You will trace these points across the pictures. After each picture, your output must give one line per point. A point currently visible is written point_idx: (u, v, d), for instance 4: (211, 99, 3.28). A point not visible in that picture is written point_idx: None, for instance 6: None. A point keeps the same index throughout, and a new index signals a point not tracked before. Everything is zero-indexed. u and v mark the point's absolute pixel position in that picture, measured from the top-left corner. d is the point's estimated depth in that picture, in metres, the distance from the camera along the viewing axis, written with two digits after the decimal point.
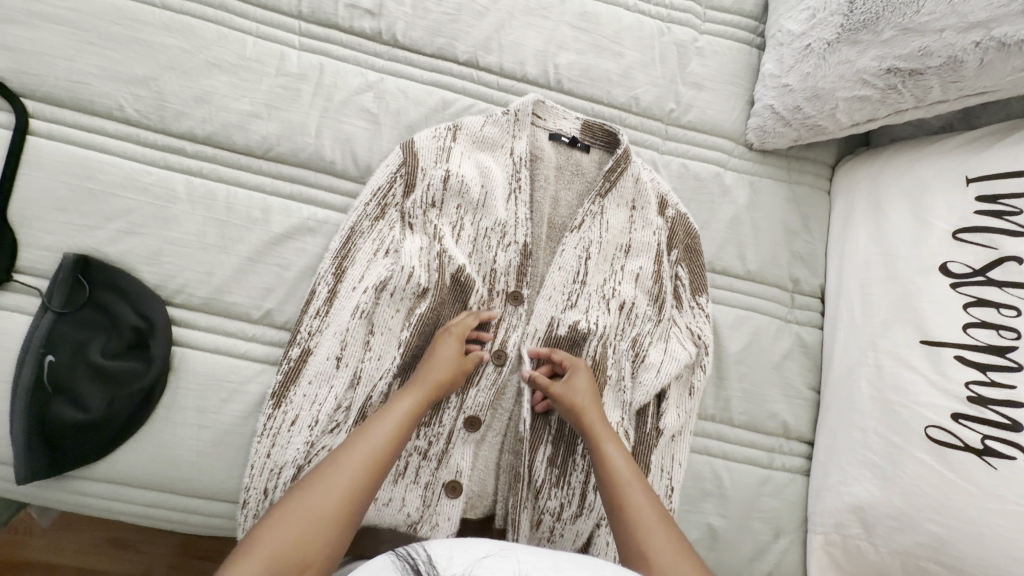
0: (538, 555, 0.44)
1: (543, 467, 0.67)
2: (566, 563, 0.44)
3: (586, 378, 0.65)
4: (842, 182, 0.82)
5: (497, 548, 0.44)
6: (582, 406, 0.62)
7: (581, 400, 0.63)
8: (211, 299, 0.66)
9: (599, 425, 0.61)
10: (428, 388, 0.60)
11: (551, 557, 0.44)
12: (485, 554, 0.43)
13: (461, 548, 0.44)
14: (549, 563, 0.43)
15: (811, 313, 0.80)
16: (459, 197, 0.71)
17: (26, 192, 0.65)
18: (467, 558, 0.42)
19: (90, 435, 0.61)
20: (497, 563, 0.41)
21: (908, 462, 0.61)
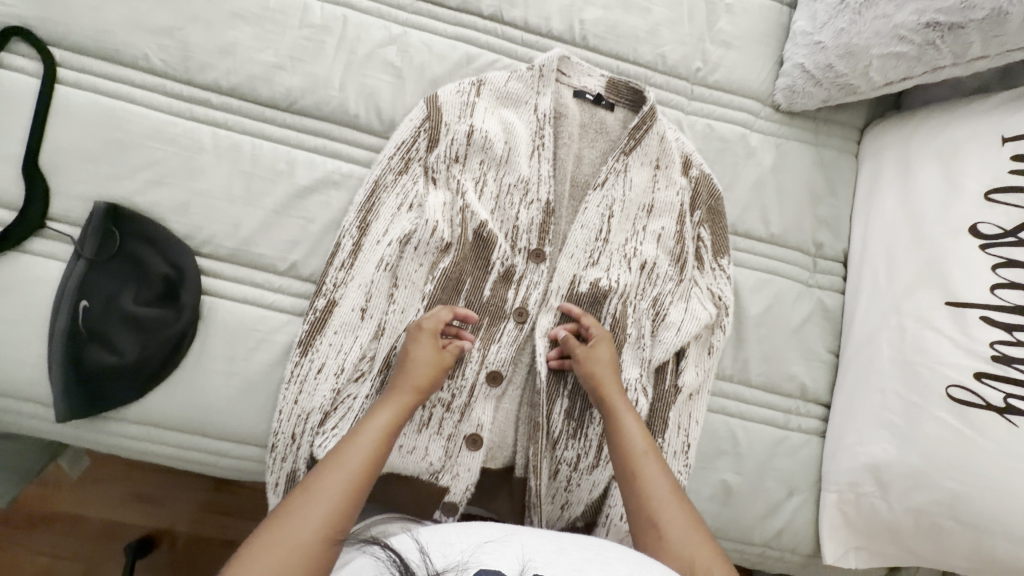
0: (541, 539, 0.46)
1: (562, 420, 0.68)
2: (569, 545, 0.46)
3: (609, 350, 0.66)
4: (870, 146, 0.80)
5: (502, 533, 0.46)
6: (601, 375, 0.63)
7: (603, 370, 0.64)
8: (239, 251, 0.67)
9: (618, 399, 0.62)
10: (405, 399, 0.58)
11: (555, 540, 0.46)
12: (488, 539, 0.45)
13: (461, 535, 0.46)
14: (552, 545, 0.45)
15: (833, 277, 0.79)
16: (482, 153, 0.71)
17: (56, 141, 0.65)
18: (468, 544, 0.44)
19: (124, 379, 0.62)
20: (500, 549, 0.43)
21: (927, 422, 0.61)
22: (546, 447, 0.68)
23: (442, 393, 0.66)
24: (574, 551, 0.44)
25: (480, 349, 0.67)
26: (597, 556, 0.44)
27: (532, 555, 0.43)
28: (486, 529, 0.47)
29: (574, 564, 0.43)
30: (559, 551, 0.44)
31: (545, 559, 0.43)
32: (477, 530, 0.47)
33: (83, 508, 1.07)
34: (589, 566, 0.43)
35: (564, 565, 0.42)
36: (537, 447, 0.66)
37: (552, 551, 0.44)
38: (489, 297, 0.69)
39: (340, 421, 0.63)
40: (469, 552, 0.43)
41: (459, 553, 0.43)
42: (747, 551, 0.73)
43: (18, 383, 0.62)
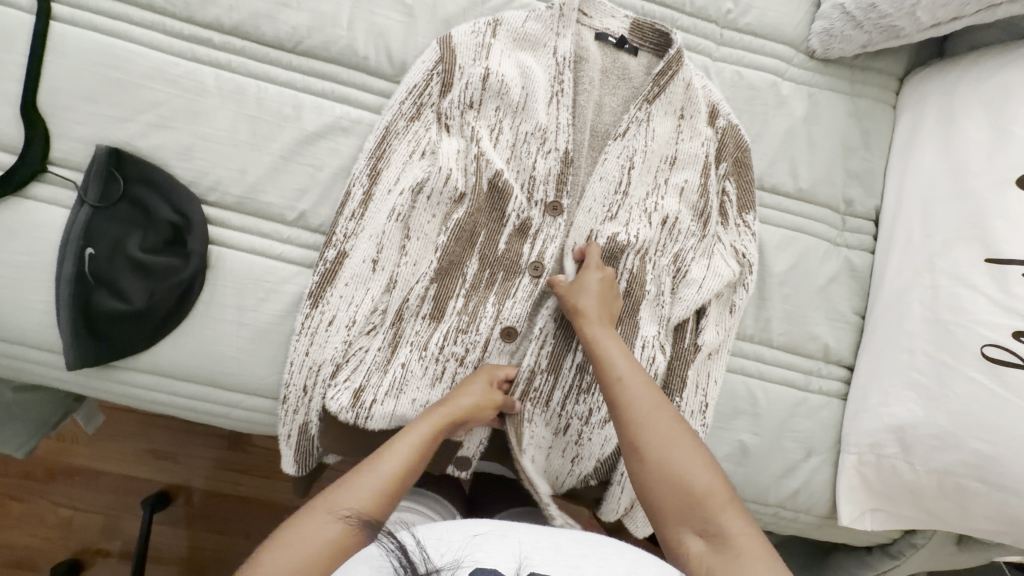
0: (538, 535, 0.42)
1: (573, 373, 0.67)
2: (567, 542, 0.42)
3: (601, 280, 0.63)
4: (910, 96, 0.75)
5: (496, 528, 0.42)
6: (582, 308, 0.60)
7: (585, 302, 0.61)
8: (246, 198, 0.65)
9: (597, 329, 0.59)
10: (449, 419, 0.57)
11: (552, 537, 0.42)
12: (482, 537, 0.41)
13: (451, 533, 0.42)
14: (551, 543, 0.41)
15: (863, 236, 0.76)
16: (498, 99, 0.67)
17: (55, 81, 0.63)
18: (459, 542, 0.40)
19: (133, 327, 0.61)
20: (494, 546, 0.40)
21: (958, 382, 0.59)
22: (554, 401, 0.67)
23: (456, 347, 0.64)
24: (572, 548, 0.40)
25: (495, 305, 0.65)
26: (595, 553, 0.40)
27: (528, 553, 0.39)
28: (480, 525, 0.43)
29: (573, 561, 0.39)
30: (556, 547, 0.40)
31: (541, 557, 0.39)
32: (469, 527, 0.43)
33: (99, 462, 1.08)
34: (587, 565, 0.39)
35: (561, 564, 0.38)
36: (538, 397, 0.67)
37: (549, 549, 0.40)
38: (504, 251, 0.66)
39: (352, 373, 0.62)
40: (461, 551, 0.39)
41: (452, 550, 0.39)
42: (761, 511, 0.73)
43: (28, 330, 0.61)
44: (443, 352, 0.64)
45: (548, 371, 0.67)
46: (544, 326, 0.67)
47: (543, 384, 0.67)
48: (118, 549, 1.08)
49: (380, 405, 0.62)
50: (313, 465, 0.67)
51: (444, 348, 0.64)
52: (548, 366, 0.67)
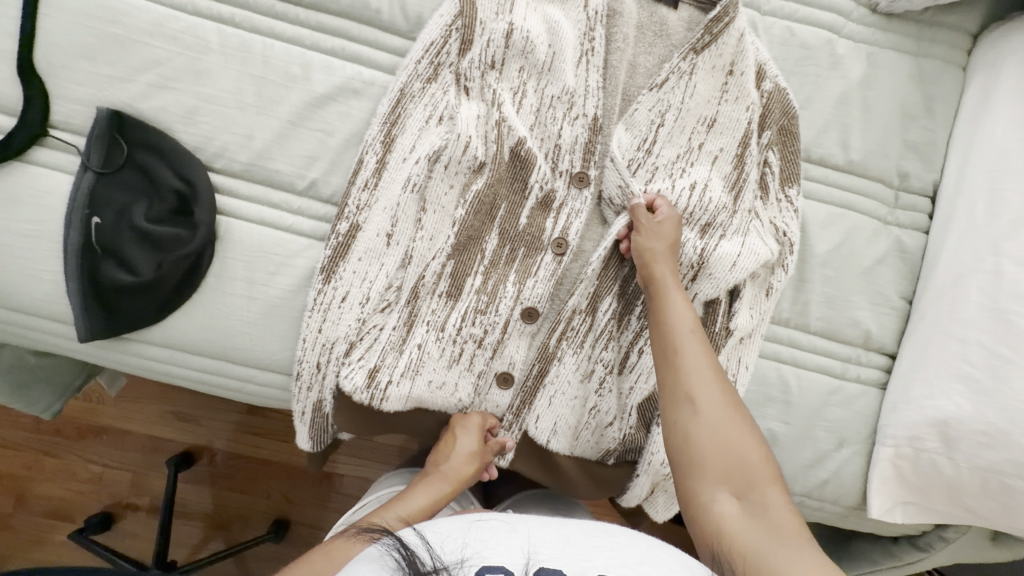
0: (547, 528, 0.39)
1: (608, 318, 0.63)
2: (577, 532, 0.39)
3: (673, 230, 0.58)
4: (984, 58, 0.67)
5: (504, 521, 0.40)
6: (654, 253, 0.57)
7: (655, 246, 0.57)
8: (253, 166, 0.61)
9: (669, 275, 0.56)
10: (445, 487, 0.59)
11: (561, 527, 0.40)
12: (486, 531, 0.39)
13: (457, 528, 0.40)
14: (560, 535, 0.39)
15: (916, 214, 0.70)
16: (522, 58, 0.62)
17: (50, 36, 0.59)
18: (461, 537, 0.38)
19: (142, 299, 0.59)
20: (500, 542, 0.37)
21: (1015, 377, 0.54)
22: (587, 344, 0.63)
23: (474, 328, 0.61)
24: (582, 539, 0.38)
25: (516, 284, 0.61)
26: (607, 543, 0.38)
27: (536, 548, 0.37)
28: (480, 516, 0.41)
29: (583, 554, 0.37)
30: (566, 540, 0.38)
31: (550, 551, 0.37)
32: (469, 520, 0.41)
33: (124, 422, 1.11)
34: (598, 557, 0.36)
35: (571, 559, 0.36)
36: (574, 338, 0.63)
37: (558, 541, 0.38)
38: (525, 225, 0.62)
39: (366, 352, 0.60)
40: (465, 548, 0.37)
41: (454, 548, 0.37)
42: (785, 500, 0.70)
43: (38, 300, 0.60)
44: (460, 333, 0.61)
45: (585, 313, 0.62)
46: (595, 266, 0.61)
47: (578, 325, 0.63)
48: (146, 504, 1.12)
49: (396, 386, 0.60)
50: (328, 442, 0.66)
51: (462, 329, 0.61)
52: (586, 307, 0.62)
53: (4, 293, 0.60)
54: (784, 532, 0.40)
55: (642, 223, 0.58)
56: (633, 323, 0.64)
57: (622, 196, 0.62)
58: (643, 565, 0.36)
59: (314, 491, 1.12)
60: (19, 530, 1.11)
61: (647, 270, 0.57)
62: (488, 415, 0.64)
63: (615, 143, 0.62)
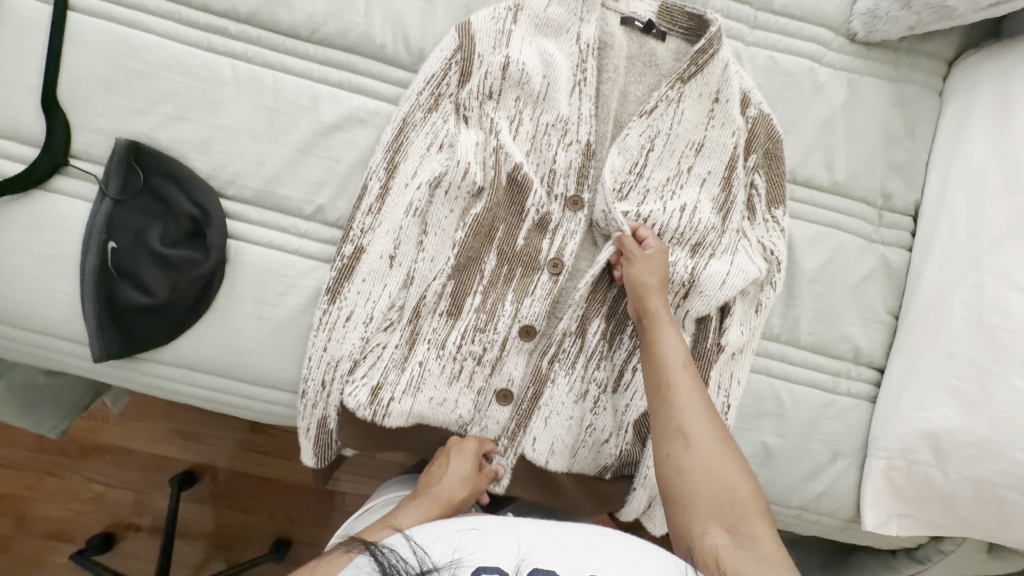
0: (542, 531, 0.41)
1: (597, 338, 0.65)
2: (572, 535, 0.41)
3: (660, 263, 0.61)
4: (959, 82, 0.70)
5: (500, 526, 0.42)
6: (647, 287, 0.59)
7: (647, 281, 0.59)
8: (264, 192, 0.64)
9: (662, 309, 0.58)
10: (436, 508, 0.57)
11: (557, 531, 0.42)
12: (482, 535, 0.41)
13: (455, 533, 0.42)
14: (555, 538, 0.41)
15: (901, 232, 0.72)
16: (519, 88, 0.65)
17: (73, 72, 0.63)
18: (460, 541, 0.40)
19: (156, 319, 0.62)
20: (496, 545, 0.39)
21: (1001, 390, 0.56)
22: (579, 365, 0.65)
23: (473, 345, 0.63)
24: (576, 542, 0.40)
25: (514, 302, 0.64)
26: (600, 546, 0.40)
27: (531, 550, 0.39)
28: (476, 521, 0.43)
29: (577, 556, 0.38)
30: (560, 542, 0.40)
31: (545, 553, 0.39)
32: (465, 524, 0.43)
33: (128, 441, 1.12)
34: (591, 558, 0.38)
35: (565, 560, 0.38)
36: (565, 359, 0.65)
37: (553, 544, 0.39)
38: (523, 246, 0.65)
39: (370, 369, 0.62)
40: (463, 550, 0.39)
41: (451, 550, 0.39)
42: (782, 512, 0.72)
43: (55, 322, 0.62)
44: (460, 351, 0.63)
45: (575, 334, 0.65)
46: (583, 291, 0.63)
47: (570, 346, 0.65)
48: (149, 523, 1.12)
49: (397, 403, 0.62)
50: (332, 458, 0.68)
51: (462, 347, 0.63)
52: (576, 328, 0.65)
53: (23, 315, 0.62)
54: (774, 566, 0.41)
55: (632, 255, 0.61)
56: (624, 343, 0.66)
57: (605, 220, 0.65)
58: (636, 567, 0.37)
59: (317, 508, 1.12)
60: (22, 551, 1.12)
61: (640, 303, 0.59)
62: (488, 441, 0.65)
63: (609, 165, 0.65)
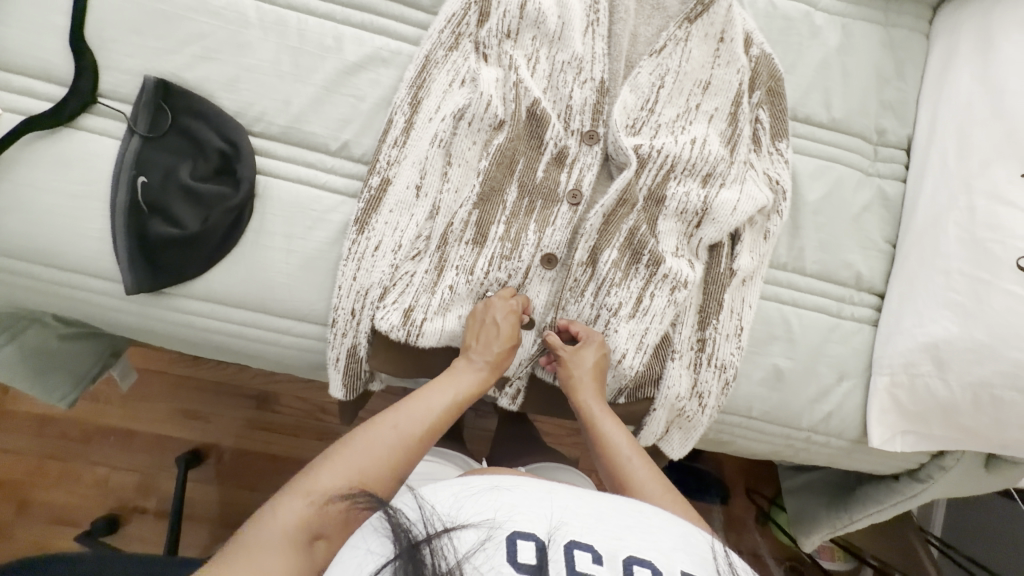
0: (579, 500, 0.40)
1: (608, 266, 0.67)
2: (608, 507, 0.41)
3: (593, 351, 0.65)
4: (945, 23, 0.75)
5: (535, 488, 0.42)
6: (579, 380, 0.63)
7: (580, 372, 0.63)
8: (291, 129, 0.66)
9: (592, 403, 0.62)
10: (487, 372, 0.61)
11: (593, 500, 0.41)
12: (519, 496, 0.40)
13: (489, 493, 0.41)
14: (592, 507, 0.40)
15: (895, 166, 0.77)
16: (535, 28, 0.67)
17: (102, 13, 0.64)
18: (497, 502, 0.40)
19: (187, 252, 0.63)
20: (532, 509, 0.39)
21: (995, 296, 0.60)
22: (588, 293, 0.68)
23: (500, 273, 0.65)
24: (614, 517, 0.40)
25: (536, 233, 0.66)
26: (639, 523, 0.40)
27: (568, 520, 0.38)
28: (508, 481, 0.43)
29: (615, 531, 0.38)
30: (598, 514, 0.39)
31: (581, 525, 0.38)
32: (496, 482, 0.43)
33: (131, 423, 1.12)
34: (629, 537, 0.38)
35: (603, 535, 0.38)
36: (575, 288, 0.68)
37: (591, 516, 0.39)
38: (542, 179, 0.67)
39: (400, 295, 0.64)
40: (500, 513, 0.39)
41: (489, 509, 0.39)
42: (793, 435, 0.75)
43: (85, 259, 0.63)
44: (485, 277, 0.65)
45: (586, 264, 0.68)
46: (596, 223, 0.67)
47: (580, 276, 0.68)
48: (154, 507, 1.11)
49: (430, 322, 0.64)
50: (361, 390, 0.69)
51: (489, 274, 0.65)
52: (586, 258, 0.67)
53: (52, 253, 0.63)
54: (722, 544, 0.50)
55: (563, 355, 0.64)
56: (640, 272, 0.68)
57: (616, 151, 0.68)
58: (677, 551, 0.38)
59: None
60: (23, 540, 1.09)
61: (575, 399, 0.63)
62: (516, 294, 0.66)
63: (622, 102, 0.68)
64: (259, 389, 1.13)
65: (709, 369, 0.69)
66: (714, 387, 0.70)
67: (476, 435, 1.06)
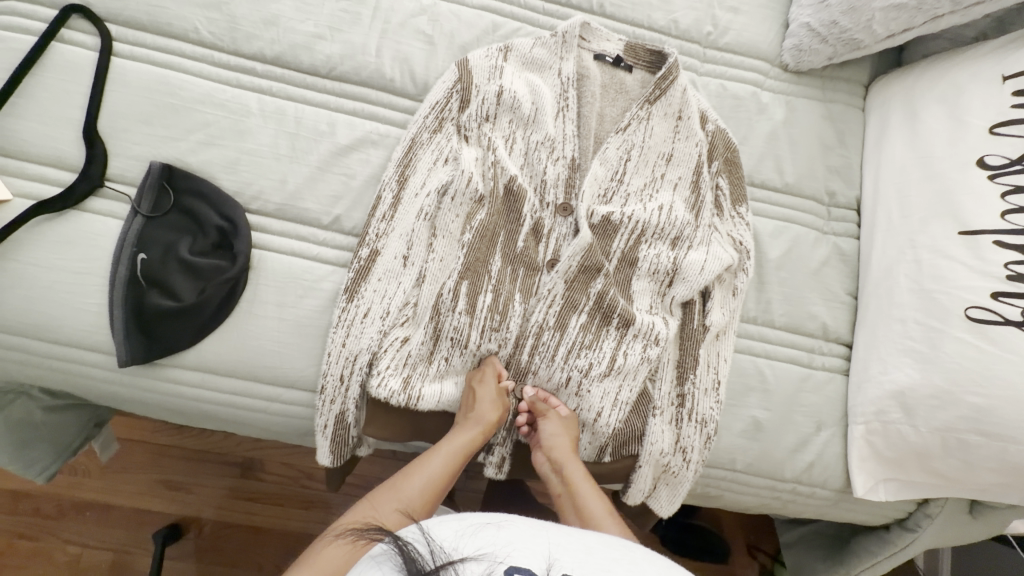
0: (570, 537, 0.42)
1: (578, 331, 0.70)
2: (597, 544, 0.42)
3: (570, 427, 0.67)
4: (877, 99, 0.84)
5: (529, 526, 0.43)
6: (555, 448, 0.65)
7: (558, 441, 0.66)
8: (285, 205, 0.71)
9: (571, 468, 0.64)
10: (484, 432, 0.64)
11: (583, 537, 0.43)
12: (514, 534, 0.41)
13: (485, 531, 0.42)
14: (581, 545, 0.42)
15: (848, 224, 0.83)
16: (511, 113, 0.75)
17: (114, 107, 0.70)
18: (493, 538, 0.41)
19: (181, 323, 0.66)
20: (526, 546, 0.40)
21: (949, 343, 0.64)
22: (559, 356, 0.70)
23: (489, 344, 0.69)
24: (603, 552, 0.41)
25: (522, 303, 0.70)
26: (624, 557, 0.41)
27: (560, 554, 0.40)
28: (503, 520, 0.44)
29: (604, 565, 0.39)
30: (588, 550, 0.41)
31: (573, 559, 0.40)
32: (490, 521, 0.44)
33: (112, 496, 1.08)
34: (618, 568, 0.39)
35: (594, 568, 0.39)
36: (545, 352, 0.70)
37: (581, 551, 0.40)
38: (522, 249, 0.72)
39: (391, 362, 0.66)
40: (498, 547, 0.40)
41: (488, 544, 0.40)
42: (778, 488, 0.76)
43: (81, 333, 0.65)
44: (479, 352, 0.69)
45: (556, 330, 0.70)
46: (557, 285, 0.70)
47: (549, 340, 0.70)
48: None
49: (428, 388, 0.67)
50: (348, 456, 0.70)
51: (480, 345, 0.69)
52: (555, 324, 0.70)
53: (49, 327, 0.65)
54: None
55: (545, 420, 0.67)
56: (612, 333, 0.71)
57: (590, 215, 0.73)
58: None
59: None
60: None
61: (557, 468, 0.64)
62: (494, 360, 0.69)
63: (593, 175, 0.74)
64: (244, 457, 1.11)
65: (690, 424, 0.72)
66: (697, 441, 0.71)
67: (467, 497, 1.04)
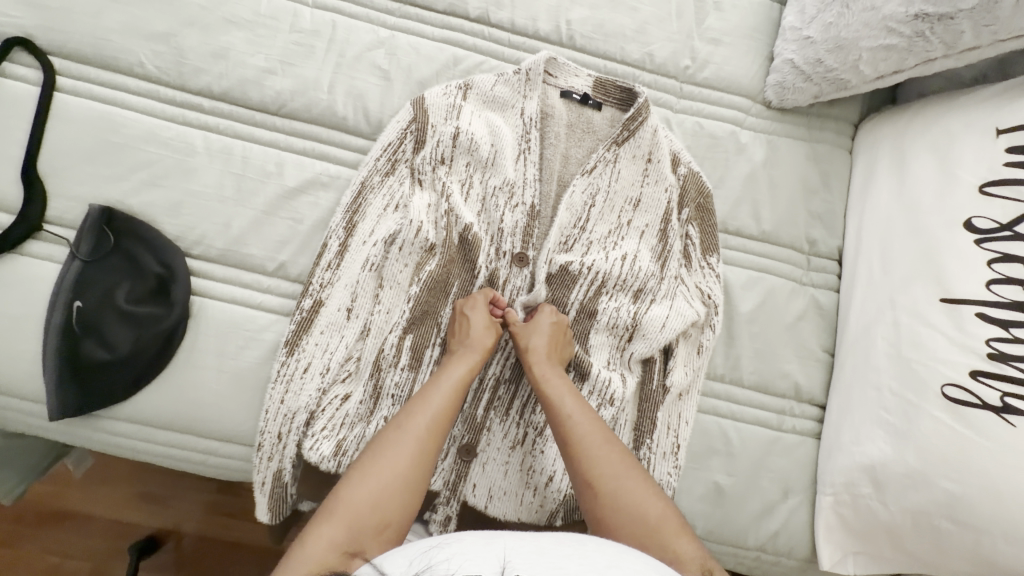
0: (521, 539, 0.39)
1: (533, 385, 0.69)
2: (551, 544, 0.39)
3: (549, 325, 0.65)
4: (865, 141, 0.79)
5: (478, 537, 0.39)
6: (535, 349, 0.62)
7: (537, 342, 0.63)
8: (229, 251, 0.68)
9: (548, 370, 0.61)
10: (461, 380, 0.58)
11: (535, 539, 0.39)
12: (459, 546, 0.38)
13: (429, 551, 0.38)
14: (534, 546, 0.38)
15: (828, 275, 0.78)
16: (468, 155, 0.70)
17: (56, 145, 0.68)
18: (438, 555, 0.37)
19: (116, 374, 0.64)
20: (474, 553, 0.37)
21: (925, 420, 0.59)
22: (513, 410, 0.69)
23: None
24: (556, 549, 0.38)
25: None
26: (577, 552, 0.38)
27: (510, 557, 0.36)
28: (449, 537, 0.40)
29: (556, 563, 0.36)
30: (540, 550, 0.37)
31: (524, 560, 0.36)
32: (434, 542, 0.40)
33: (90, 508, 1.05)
34: (570, 565, 0.36)
35: (546, 567, 0.36)
36: (500, 407, 0.69)
37: (532, 552, 0.37)
38: None
39: (328, 423, 0.64)
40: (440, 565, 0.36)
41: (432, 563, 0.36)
42: (741, 554, 0.72)
43: (17, 380, 0.64)
44: None
45: (510, 382, 0.69)
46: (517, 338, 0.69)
47: (504, 394, 0.69)
48: None
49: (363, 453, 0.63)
50: (287, 513, 0.67)
51: None
52: (511, 376, 0.70)
53: None
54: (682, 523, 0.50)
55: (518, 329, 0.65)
56: None
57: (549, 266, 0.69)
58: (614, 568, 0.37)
59: None
60: None
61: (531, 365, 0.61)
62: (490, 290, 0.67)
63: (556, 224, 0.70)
64: None
65: None
66: None
67: None
